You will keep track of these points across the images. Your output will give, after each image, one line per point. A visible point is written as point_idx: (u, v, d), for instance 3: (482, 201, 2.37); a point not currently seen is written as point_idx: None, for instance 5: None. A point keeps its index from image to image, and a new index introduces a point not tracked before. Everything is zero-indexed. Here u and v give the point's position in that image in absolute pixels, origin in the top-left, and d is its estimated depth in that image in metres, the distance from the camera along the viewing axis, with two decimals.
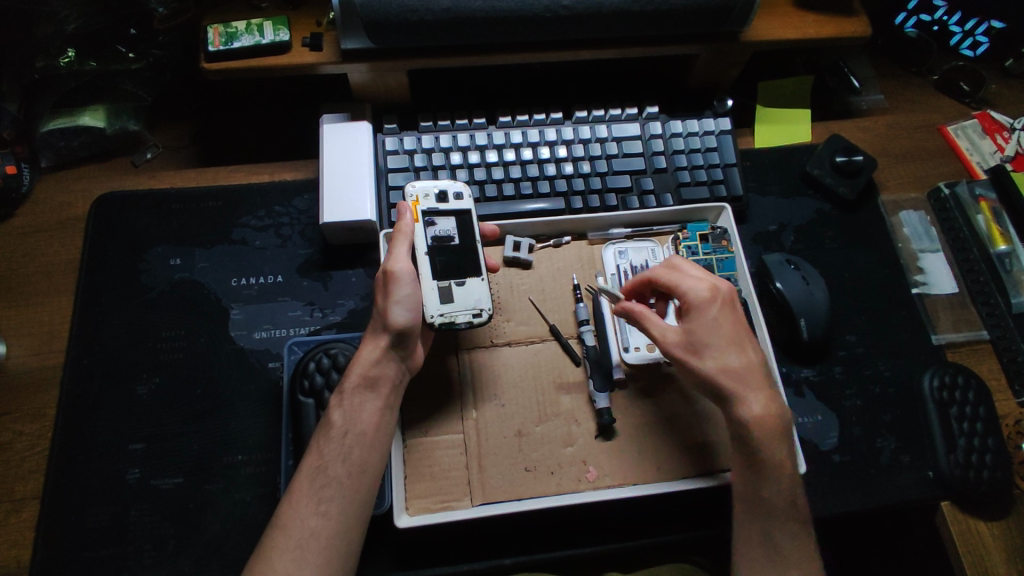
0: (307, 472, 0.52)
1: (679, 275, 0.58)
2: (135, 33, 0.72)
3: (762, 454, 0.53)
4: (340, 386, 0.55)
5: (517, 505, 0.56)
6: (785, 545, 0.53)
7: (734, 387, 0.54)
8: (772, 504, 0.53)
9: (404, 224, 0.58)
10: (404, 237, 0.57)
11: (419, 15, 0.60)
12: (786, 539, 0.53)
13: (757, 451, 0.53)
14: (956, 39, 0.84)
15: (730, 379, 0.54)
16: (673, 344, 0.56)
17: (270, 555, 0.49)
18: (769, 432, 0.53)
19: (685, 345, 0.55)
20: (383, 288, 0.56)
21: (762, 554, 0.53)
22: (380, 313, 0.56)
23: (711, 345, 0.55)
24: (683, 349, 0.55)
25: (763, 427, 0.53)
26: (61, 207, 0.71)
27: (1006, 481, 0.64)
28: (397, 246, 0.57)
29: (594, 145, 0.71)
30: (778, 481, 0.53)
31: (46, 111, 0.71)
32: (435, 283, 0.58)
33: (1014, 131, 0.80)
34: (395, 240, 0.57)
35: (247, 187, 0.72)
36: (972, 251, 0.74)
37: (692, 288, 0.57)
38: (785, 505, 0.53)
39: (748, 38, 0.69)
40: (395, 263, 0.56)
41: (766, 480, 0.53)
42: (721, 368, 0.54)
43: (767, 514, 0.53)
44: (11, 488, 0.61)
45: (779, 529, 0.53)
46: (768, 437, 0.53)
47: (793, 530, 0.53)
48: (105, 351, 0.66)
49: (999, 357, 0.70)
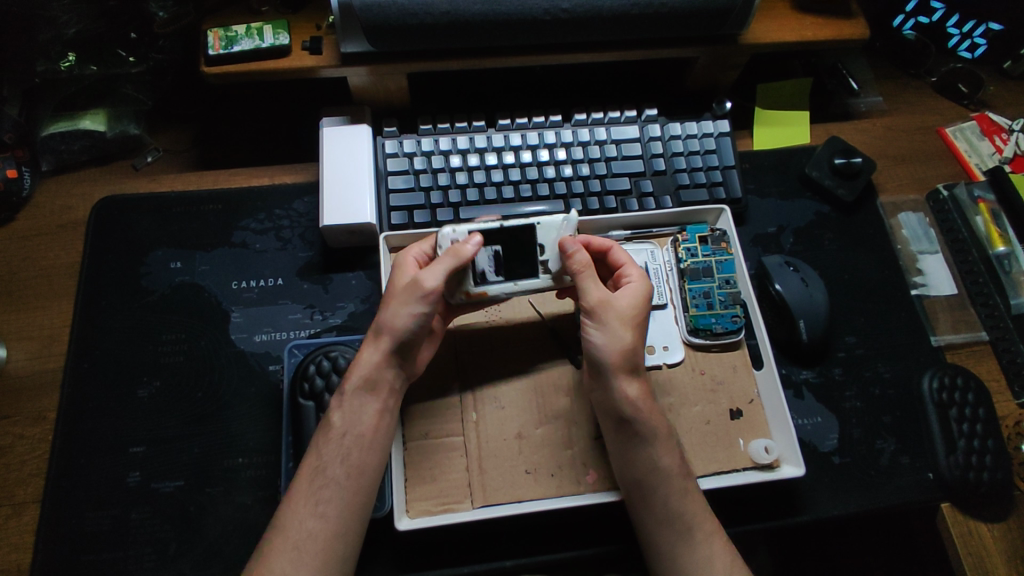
0: (306, 473, 0.52)
1: (628, 264, 0.60)
2: (136, 37, 0.72)
3: (649, 426, 0.54)
4: (342, 387, 0.55)
5: (516, 507, 0.56)
6: (693, 517, 0.53)
7: (640, 368, 0.56)
8: (668, 474, 0.54)
9: (466, 249, 0.55)
10: (460, 261, 0.54)
11: (418, 18, 0.61)
12: (694, 508, 0.54)
13: (647, 424, 0.54)
14: (955, 41, 0.84)
15: (639, 359, 0.56)
16: (614, 309, 0.56)
17: (268, 555, 0.49)
18: (655, 411, 0.55)
19: (623, 314, 0.56)
20: (406, 298, 0.55)
21: (669, 528, 0.53)
22: (391, 316, 0.55)
23: (639, 329, 0.57)
24: (619, 317, 0.56)
25: (652, 405, 0.55)
26: (62, 211, 0.71)
27: (1006, 482, 0.64)
28: (441, 264, 0.54)
29: (593, 147, 0.71)
30: (671, 450, 0.55)
31: (47, 115, 0.71)
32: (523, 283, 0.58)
33: (1013, 133, 0.80)
34: (445, 259, 0.55)
35: (247, 191, 0.72)
36: (972, 253, 0.74)
37: (641, 276, 0.59)
38: (676, 474, 0.54)
39: (747, 41, 0.69)
40: (430, 281, 0.54)
41: (660, 450, 0.54)
42: (638, 347, 0.56)
43: (665, 486, 0.53)
44: (11, 491, 0.61)
45: (678, 499, 0.53)
46: (655, 411, 0.55)
47: (691, 500, 0.54)
48: (105, 354, 0.66)
49: (999, 358, 0.70)
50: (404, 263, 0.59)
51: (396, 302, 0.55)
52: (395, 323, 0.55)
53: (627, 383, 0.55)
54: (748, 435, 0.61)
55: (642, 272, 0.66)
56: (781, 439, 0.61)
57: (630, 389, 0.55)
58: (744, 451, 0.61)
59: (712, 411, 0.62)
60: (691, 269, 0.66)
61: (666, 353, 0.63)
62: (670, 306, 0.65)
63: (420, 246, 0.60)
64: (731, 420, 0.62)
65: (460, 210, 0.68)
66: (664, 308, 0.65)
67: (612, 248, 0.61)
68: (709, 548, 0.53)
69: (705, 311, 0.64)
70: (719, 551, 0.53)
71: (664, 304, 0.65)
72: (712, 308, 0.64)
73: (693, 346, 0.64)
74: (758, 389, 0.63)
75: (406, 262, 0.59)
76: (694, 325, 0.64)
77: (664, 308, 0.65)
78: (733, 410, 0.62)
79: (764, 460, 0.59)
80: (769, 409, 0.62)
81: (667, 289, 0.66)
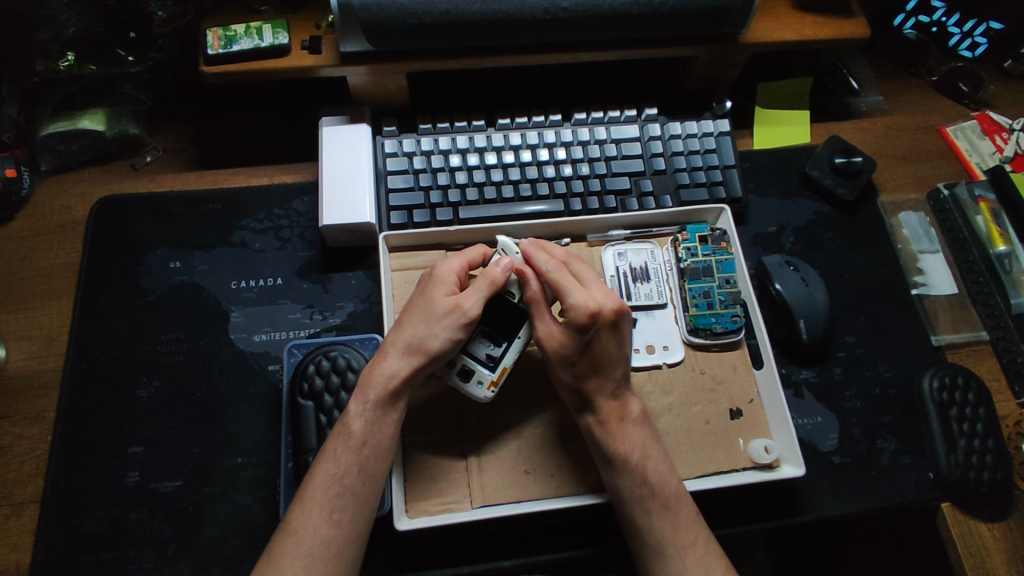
0: (321, 480, 0.51)
1: (564, 292, 0.55)
2: (135, 36, 0.72)
3: (609, 457, 0.54)
4: (363, 396, 0.53)
5: (516, 507, 0.56)
6: (664, 534, 0.52)
7: (598, 399, 0.55)
8: (631, 495, 0.53)
9: (501, 273, 0.56)
10: (498, 283, 0.55)
11: (417, 17, 0.61)
12: (665, 525, 0.53)
13: (606, 453, 0.54)
14: (956, 40, 0.84)
15: (591, 392, 0.55)
16: (552, 352, 0.55)
17: (279, 560, 0.49)
18: (620, 436, 0.54)
19: (561, 354, 0.55)
20: (444, 322, 0.54)
21: (640, 541, 0.53)
22: (427, 336, 0.53)
23: (587, 361, 0.54)
24: (559, 359, 0.55)
25: (616, 432, 0.54)
26: (61, 210, 0.71)
27: (1007, 482, 0.64)
28: (479, 289, 0.55)
29: (593, 147, 0.71)
30: (634, 475, 0.53)
31: (46, 115, 0.71)
32: (518, 339, 0.58)
33: (1014, 132, 0.80)
34: (481, 281, 0.55)
35: (247, 190, 0.72)
36: (972, 252, 0.74)
37: (575, 306, 0.54)
38: (662, 487, 0.53)
39: (747, 40, 0.69)
40: (469, 307, 0.54)
41: (622, 474, 0.53)
42: (587, 382, 0.55)
43: (630, 505, 0.53)
44: (11, 491, 0.61)
45: (643, 517, 0.53)
46: (620, 436, 0.54)
47: (662, 518, 0.53)
48: (104, 354, 0.66)
49: (999, 358, 0.70)
50: (439, 281, 0.56)
51: (436, 324, 0.54)
52: (432, 342, 0.53)
53: (583, 418, 0.55)
54: (748, 435, 0.61)
55: (643, 272, 0.66)
56: (781, 439, 0.60)
57: (586, 420, 0.55)
58: (744, 451, 0.61)
59: (712, 411, 0.62)
60: (691, 269, 0.65)
61: (666, 353, 0.63)
62: (670, 306, 0.65)
63: (454, 264, 0.58)
64: (731, 420, 0.62)
65: (460, 209, 0.67)
66: (664, 308, 0.65)
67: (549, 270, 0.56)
68: (683, 562, 0.52)
69: (705, 311, 0.64)
70: (692, 564, 0.52)
71: (664, 303, 0.65)
72: (712, 308, 0.64)
73: (693, 346, 0.64)
74: (758, 389, 0.63)
75: (441, 278, 0.56)
76: (693, 325, 0.64)
77: (664, 308, 0.65)
78: (733, 410, 0.62)
79: (764, 460, 0.59)
80: (769, 409, 0.62)
81: (667, 289, 0.66)
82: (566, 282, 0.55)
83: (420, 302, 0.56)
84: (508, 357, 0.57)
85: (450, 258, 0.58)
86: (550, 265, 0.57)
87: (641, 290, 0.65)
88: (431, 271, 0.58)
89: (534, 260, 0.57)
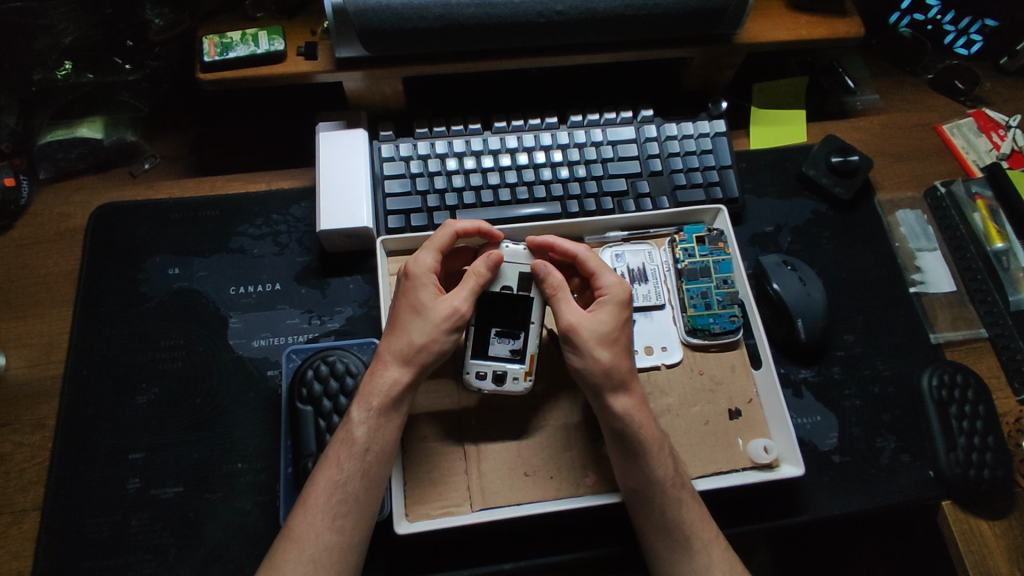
0: (324, 486, 0.51)
1: (598, 274, 0.58)
2: (132, 44, 0.73)
3: (642, 441, 0.53)
4: (366, 403, 0.52)
5: (517, 509, 0.56)
6: (691, 525, 0.53)
7: (629, 379, 0.54)
8: (663, 485, 0.53)
9: (484, 266, 0.56)
10: (484, 282, 0.56)
11: (412, 23, 0.61)
12: (694, 516, 0.53)
13: (636, 440, 0.53)
14: (951, 37, 0.84)
15: (626, 372, 0.54)
16: (592, 328, 0.54)
17: (280, 564, 0.49)
18: (648, 421, 0.54)
19: (600, 331, 0.54)
20: (441, 326, 0.54)
21: (666, 535, 0.53)
22: (423, 341, 0.53)
23: (620, 341, 0.55)
24: (597, 335, 0.54)
25: (642, 417, 0.54)
26: (59, 218, 0.71)
27: (1007, 480, 0.64)
28: (468, 287, 0.55)
29: (589, 148, 0.71)
30: (663, 464, 0.53)
31: (44, 123, 0.72)
32: (534, 326, 0.59)
33: (1010, 129, 0.80)
34: (468, 279, 0.56)
35: (244, 196, 0.72)
36: (969, 249, 0.74)
37: (619, 285, 0.57)
38: (673, 483, 0.53)
39: (741, 40, 0.69)
40: (465, 308, 0.55)
41: (649, 468, 0.52)
42: (622, 362, 0.54)
43: (659, 497, 0.53)
44: (11, 499, 0.61)
45: (676, 509, 0.53)
46: (646, 422, 0.53)
47: (690, 508, 0.53)
48: (105, 361, 0.66)
49: (999, 355, 0.70)
50: (420, 283, 0.55)
51: (431, 328, 0.54)
52: (430, 348, 0.53)
53: (617, 400, 0.53)
54: (747, 435, 0.61)
55: (640, 273, 0.66)
56: (781, 438, 0.61)
57: (621, 402, 0.53)
58: (743, 451, 0.60)
59: (711, 411, 0.62)
60: (689, 270, 0.65)
61: (665, 354, 0.64)
62: (668, 307, 0.65)
63: (429, 260, 0.56)
64: (730, 420, 0.62)
65: (457, 212, 0.67)
66: (662, 309, 0.65)
67: (579, 258, 0.59)
68: (708, 556, 0.52)
69: (703, 312, 0.64)
70: (717, 558, 0.53)
71: (662, 304, 0.65)
72: (710, 308, 0.64)
73: (691, 346, 0.64)
74: (757, 389, 0.63)
75: (422, 280, 0.55)
76: (692, 325, 0.64)
77: (662, 309, 0.65)
78: (732, 410, 0.62)
79: (763, 459, 0.59)
80: (768, 409, 0.62)
81: (665, 290, 0.66)
82: (603, 266, 0.59)
83: (406, 307, 0.55)
84: (529, 344, 0.58)
85: (422, 252, 0.57)
86: (579, 247, 0.59)
87: (639, 291, 0.65)
88: (406, 271, 0.56)
89: (562, 245, 0.59)
